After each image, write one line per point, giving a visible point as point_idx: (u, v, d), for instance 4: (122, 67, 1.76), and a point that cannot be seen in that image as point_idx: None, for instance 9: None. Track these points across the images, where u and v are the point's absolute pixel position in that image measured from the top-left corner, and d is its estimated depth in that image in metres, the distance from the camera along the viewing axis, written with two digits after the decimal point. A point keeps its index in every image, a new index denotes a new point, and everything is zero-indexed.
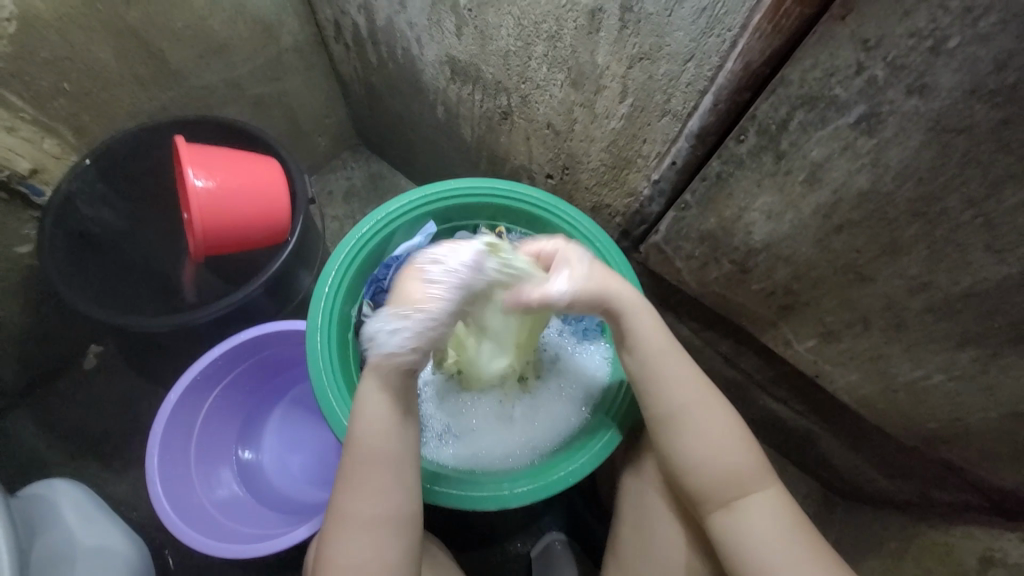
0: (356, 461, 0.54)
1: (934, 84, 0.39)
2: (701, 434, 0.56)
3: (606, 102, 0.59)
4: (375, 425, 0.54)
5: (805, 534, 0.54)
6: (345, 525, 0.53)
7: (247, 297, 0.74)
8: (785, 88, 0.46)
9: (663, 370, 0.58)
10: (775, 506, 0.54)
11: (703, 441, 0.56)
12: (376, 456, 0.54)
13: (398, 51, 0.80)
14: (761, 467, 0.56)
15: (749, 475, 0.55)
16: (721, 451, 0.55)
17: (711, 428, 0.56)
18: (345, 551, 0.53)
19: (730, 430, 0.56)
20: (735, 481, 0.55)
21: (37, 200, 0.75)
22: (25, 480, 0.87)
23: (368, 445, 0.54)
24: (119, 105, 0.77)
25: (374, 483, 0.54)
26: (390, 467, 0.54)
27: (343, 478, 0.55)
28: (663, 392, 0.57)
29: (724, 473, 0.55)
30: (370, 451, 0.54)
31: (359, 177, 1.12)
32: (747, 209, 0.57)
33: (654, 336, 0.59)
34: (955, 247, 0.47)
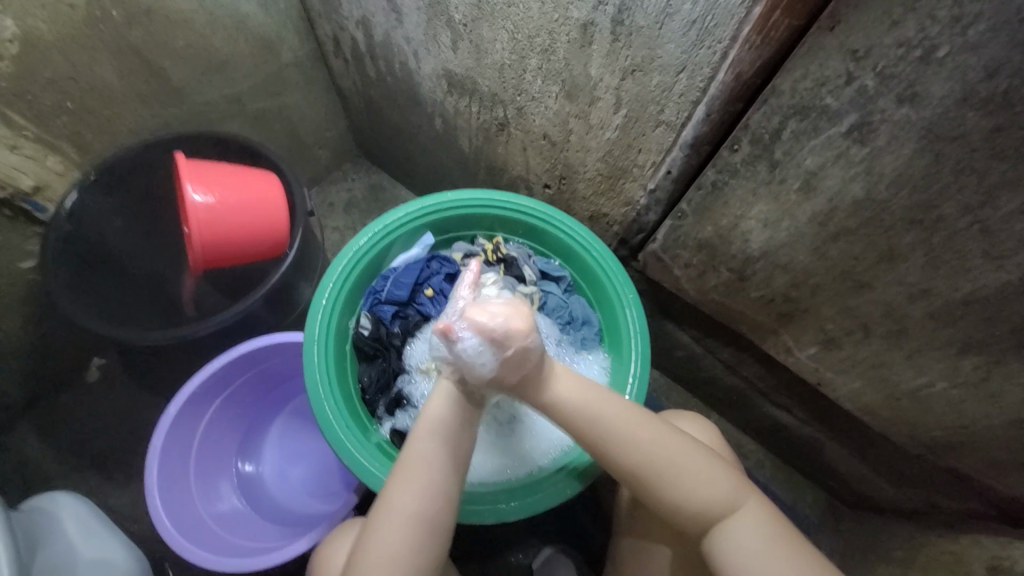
0: (417, 458, 0.52)
1: (925, 92, 0.39)
2: (668, 481, 0.52)
3: (601, 113, 0.60)
4: (441, 423, 0.53)
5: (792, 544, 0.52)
6: (398, 527, 0.49)
7: (248, 310, 0.74)
8: (777, 97, 0.46)
9: (616, 433, 0.53)
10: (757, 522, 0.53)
11: (674, 490, 0.52)
12: (438, 458, 0.52)
13: (395, 65, 0.81)
14: (739, 486, 0.54)
15: (725, 503, 0.53)
16: (688, 485, 0.52)
17: (674, 468, 0.53)
18: (399, 549, 0.49)
19: (700, 466, 0.53)
20: (713, 512, 0.52)
21: (41, 216, 0.76)
22: (28, 494, 0.87)
23: (431, 444, 0.52)
24: (122, 122, 0.78)
25: (438, 482, 0.51)
26: (453, 466, 0.52)
27: (399, 472, 0.51)
28: (621, 459, 0.52)
29: (702, 511, 0.52)
30: (437, 453, 0.52)
31: (360, 188, 1.13)
32: (743, 217, 0.57)
33: (595, 399, 0.54)
34: (952, 254, 0.47)
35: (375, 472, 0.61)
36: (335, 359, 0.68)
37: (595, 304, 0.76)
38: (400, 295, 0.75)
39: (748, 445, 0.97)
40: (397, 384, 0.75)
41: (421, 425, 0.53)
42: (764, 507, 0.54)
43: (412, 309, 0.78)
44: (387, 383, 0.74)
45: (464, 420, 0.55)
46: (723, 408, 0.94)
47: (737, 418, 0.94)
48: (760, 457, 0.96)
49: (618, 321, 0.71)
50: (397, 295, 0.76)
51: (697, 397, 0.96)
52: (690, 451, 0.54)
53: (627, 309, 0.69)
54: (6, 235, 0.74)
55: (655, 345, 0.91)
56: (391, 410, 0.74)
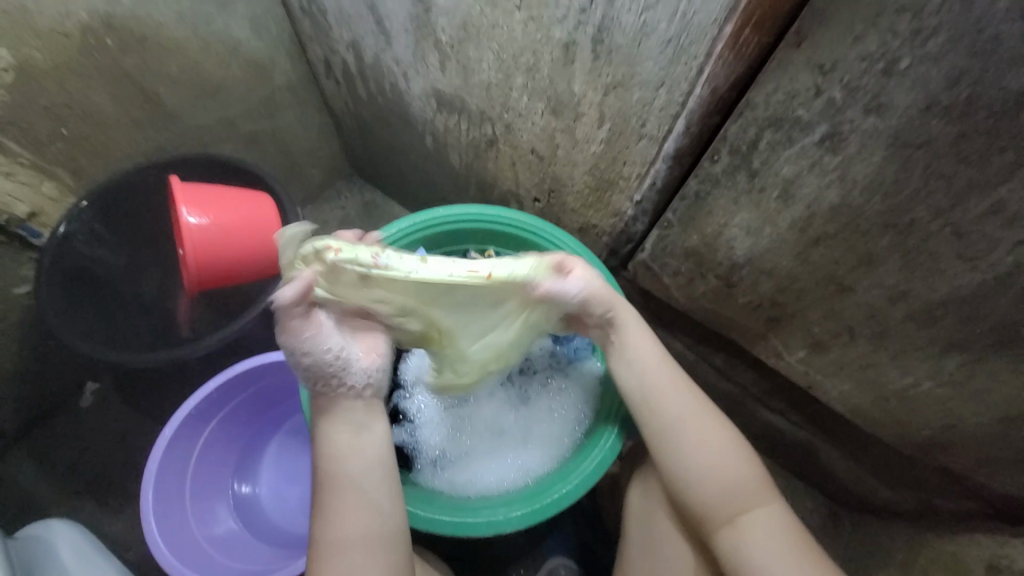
0: (335, 487, 0.54)
1: (889, 103, 0.41)
2: (707, 445, 0.57)
3: (586, 128, 0.62)
4: (345, 443, 0.55)
5: (805, 544, 0.55)
6: (327, 557, 0.53)
7: (242, 329, 0.74)
8: (752, 110, 0.48)
9: (656, 390, 0.59)
10: (776, 518, 0.56)
11: (698, 458, 0.56)
12: (345, 479, 0.54)
13: (385, 85, 0.83)
14: (758, 480, 0.57)
15: (752, 487, 0.56)
16: (724, 460, 0.56)
17: (717, 436, 0.57)
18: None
19: (722, 441, 0.57)
20: (730, 491, 0.56)
21: (37, 242, 0.77)
22: (22, 522, 0.86)
23: (340, 465, 0.54)
24: (117, 147, 0.80)
25: (346, 504, 0.53)
26: (371, 480, 0.55)
27: (323, 509, 0.54)
28: (663, 407, 0.58)
29: (724, 488, 0.56)
30: (343, 476, 0.54)
31: (354, 206, 1.14)
32: (727, 225, 0.59)
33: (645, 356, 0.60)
34: (928, 255, 0.48)
35: None
36: None
37: None
38: None
39: None
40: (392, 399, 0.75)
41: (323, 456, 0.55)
42: (781, 510, 0.56)
43: None
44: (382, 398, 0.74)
45: (361, 427, 0.56)
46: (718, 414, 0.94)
47: (734, 424, 0.94)
48: None
49: None
50: None
51: None
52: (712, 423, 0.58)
53: None
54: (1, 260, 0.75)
55: None
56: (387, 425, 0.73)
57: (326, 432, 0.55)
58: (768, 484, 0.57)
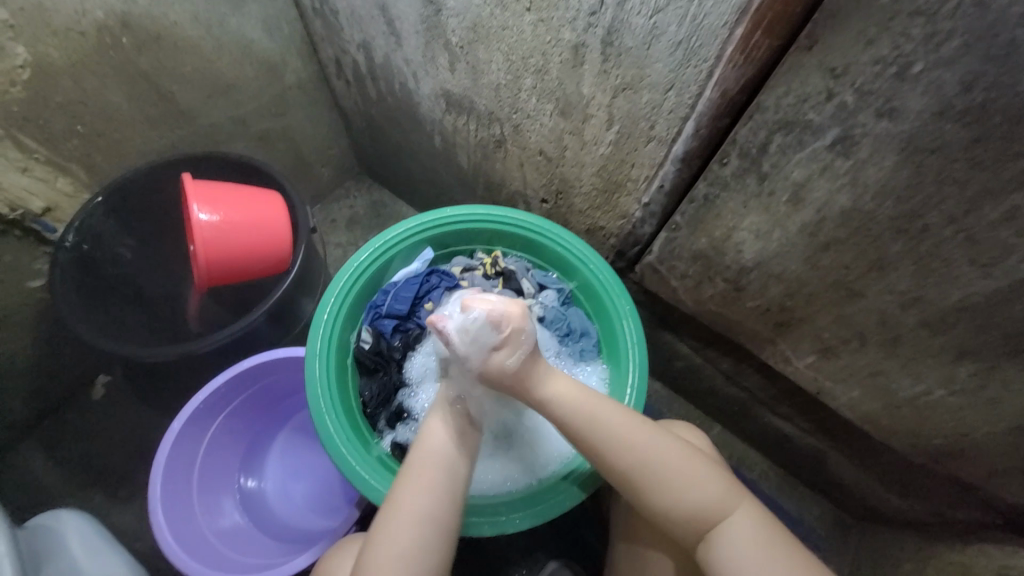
0: (418, 463, 0.56)
1: (902, 107, 0.41)
2: (660, 480, 0.54)
3: (594, 130, 0.61)
4: (441, 430, 0.58)
5: (792, 557, 0.51)
6: (399, 524, 0.52)
7: (250, 326, 0.75)
8: (762, 113, 0.48)
9: (597, 427, 0.55)
10: (753, 530, 0.52)
11: (655, 491, 0.54)
12: (441, 460, 0.56)
13: (395, 85, 0.84)
14: (726, 496, 0.54)
15: (719, 506, 0.53)
16: (679, 488, 0.53)
17: (671, 468, 0.54)
18: (401, 553, 0.51)
19: (678, 464, 0.54)
20: (694, 511, 0.53)
21: (50, 236, 0.78)
22: (32, 512, 0.88)
23: (433, 447, 0.57)
24: (130, 144, 0.81)
25: (430, 481, 0.55)
26: (456, 471, 0.57)
27: (400, 483, 0.55)
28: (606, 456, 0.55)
29: (687, 515, 0.53)
30: (441, 457, 0.56)
31: (362, 204, 1.15)
32: (736, 228, 0.58)
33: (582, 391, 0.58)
34: (941, 261, 0.48)
35: (377, 485, 0.61)
36: (336, 372, 0.69)
37: (593, 316, 0.76)
38: (400, 309, 0.76)
39: (752, 456, 0.96)
40: (397, 398, 0.76)
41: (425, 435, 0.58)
42: (759, 524, 0.53)
43: (413, 323, 0.78)
44: (388, 397, 0.75)
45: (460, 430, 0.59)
46: (724, 418, 0.94)
47: (740, 429, 0.93)
48: (764, 468, 0.95)
49: (615, 332, 0.72)
50: (397, 310, 0.76)
51: (699, 408, 0.96)
52: (664, 446, 0.55)
53: (624, 320, 0.70)
54: (17, 254, 0.76)
55: (655, 356, 0.92)
56: (392, 423, 0.74)
57: (435, 419, 0.59)
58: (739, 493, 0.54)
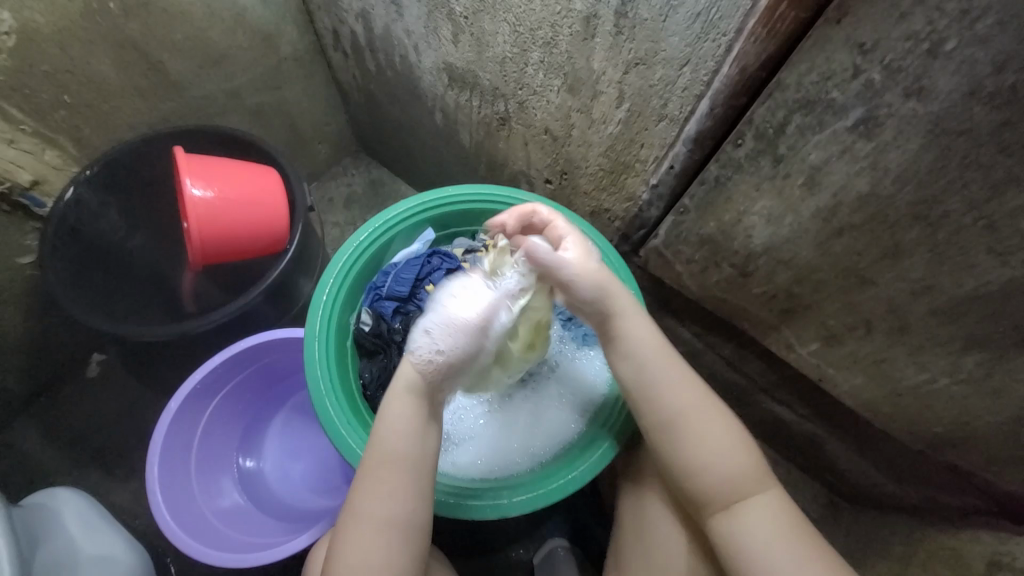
0: (379, 462, 0.52)
1: (931, 86, 0.39)
2: (703, 431, 0.55)
3: (603, 108, 0.59)
4: (399, 427, 0.53)
5: (809, 538, 0.53)
6: (361, 531, 0.51)
7: (247, 306, 0.74)
8: (782, 92, 0.46)
9: (661, 368, 0.57)
10: (777, 508, 0.54)
11: (699, 443, 0.55)
12: (398, 461, 0.52)
13: (395, 58, 0.81)
14: (759, 468, 0.55)
15: (750, 474, 0.54)
16: (721, 446, 0.55)
17: (716, 427, 0.55)
18: (365, 558, 0.50)
19: (721, 426, 0.56)
20: (726, 483, 0.54)
21: (38, 211, 0.75)
22: (29, 488, 0.87)
23: (392, 449, 0.53)
24: (120, 116, 0.78)
25: (390, 486, 0.52)
26: (417, 468, 0.53)
27: (361, 478, 0.53)
28: (662, 394, 0.56)
29: (722, 474, 0.54)
30: (401, 458, 0.52)
31: (360, 183, 1.12)
32: (746, 213, 0.57)
33: (649, 336, 0.58)
34: (957, 249, 0.47)
35: None
36: (336, 354, 0.67)
37: None
38: (401, 291, 0.73)
39: None
40: None
41: (382, 427, 0.53)
42: (784, 503, 0.54)
43: (413, 305, 0.74)
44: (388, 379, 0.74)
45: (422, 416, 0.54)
46: (722, 404, 0.94)
47: (738, 414, 0.94)
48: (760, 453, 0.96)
49: None
50: (397, 292, 0.73)
51: None
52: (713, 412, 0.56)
53: None
54: (5, 229, 0.74)
55: None
56: None
57: (393, 408, 0.53)
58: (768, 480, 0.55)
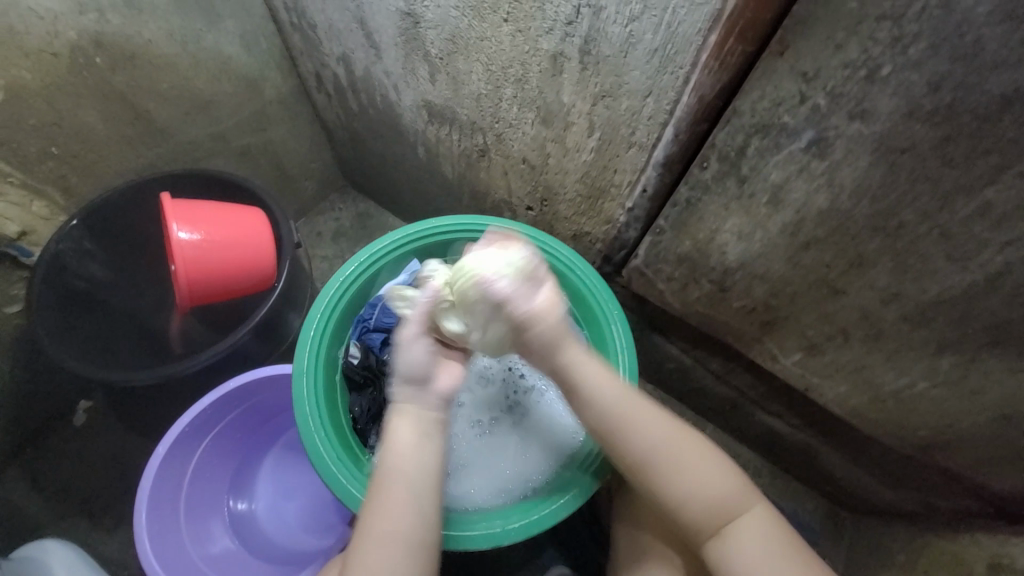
0: (388, 483, 0.55)
1: (873, 108, 0.42)
2: (686, 470, 0.54)
3: (576, 137, 0.62)
4: (402, 449, 0.56)
5: (801, 551, 0.54)
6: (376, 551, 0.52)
7: (235, 345, 0.74)
8: (738, 117, 0.48)
9: (626, 416, 0.55)
10: (768, 528, 0.54)
11: (684, 482, 0.54)
12: (411, 477, 0.55)
13: (377, 98, 0.84)
14: (744, 490, 0.55)
15: (739, 501, 0.55)
16: (706, 481, 0.54)
17: (700, 463, 0.55)
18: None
19: (702, 458, 0.55)
20: (715, 508, 0.54)
21: (26, 260, 0.77)
22: (13, 544, 0.85)
23: (402, 464, 0.55)
24: (108, 165, 0.80)
25: (403, 501, 0.54)
26: (421, 486, 0.55)
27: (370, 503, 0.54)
28: (633, 441, 0.55)
29: (709, 508, 0.54)
30: (409, 473, 0.55)
31: (348, 217, 1.14)
32: (718, 231, 0.59)
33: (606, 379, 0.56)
34: (917, 256, 0.49)
35: None
36: (325, 389, 0.68)
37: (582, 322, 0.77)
38: (389, 322, 0.76)
39: (746, 454, 0.97)
40: None
41: (389, 448, 0.56)
42: (773, 520, 0.55)
43: None
44: (378, 411, 0.74)
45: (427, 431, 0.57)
46: (717, 418, 0.94)
47: (733, 428, 0.94)
48: (758, 466, 0.96)
49: (605, 338, 0.71)
50: (385, 323, 0.76)
51: (691, 409, 0.96)
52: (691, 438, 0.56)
53: (613, 324, 0.70)
54: None
55: (646, 358, 0.92)
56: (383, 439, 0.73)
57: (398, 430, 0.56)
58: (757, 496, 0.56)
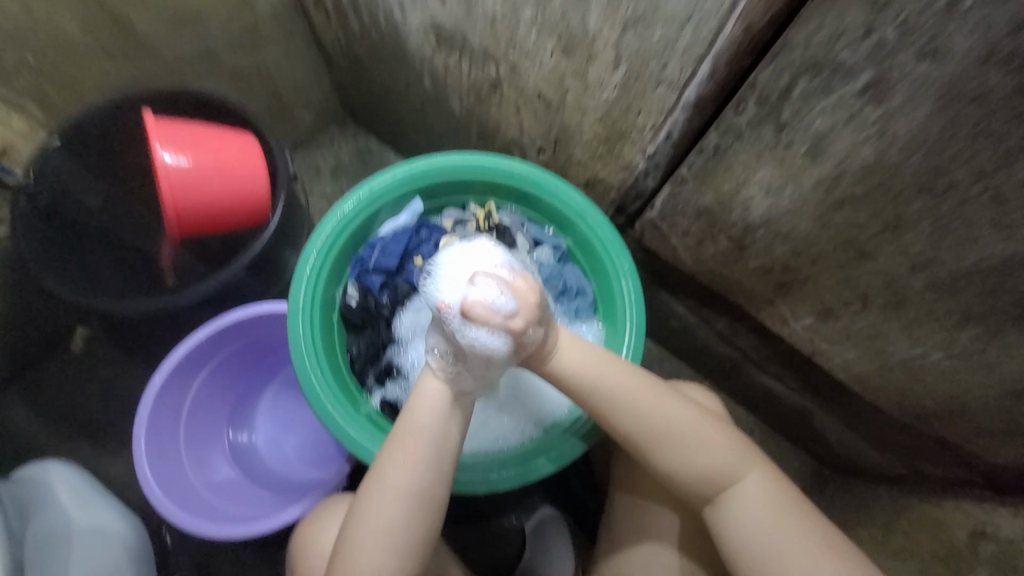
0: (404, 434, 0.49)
1: (947, 48, 0.37)
2: (681, 446, 0.52)
3: (599, 71, 0.56)
4: (428, 405, 0.48)
5: (806, 517, 0.52)
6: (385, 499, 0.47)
7: (229, 279, 0.72)
8: (788, 52, 0.43)
9: (617, 396, 0.50)
10: (773, 492, 0.53)
11: (680, 457, 0.52)
12: (433, 436, 0.48)
13: (380, 17, 0.76)
14: (747, 457, 0.53)
15: (741, 468, 0.53)
16: (705, 454, 0.52)
17: (700, 436, 0.52)
18: (388, 525, 0.47)
19: (703, 431, 0.52)
20: (716, 481, 0.52)
21: (8, 180, 0.72)
22: (19, 462, 0.87)
23: (424, 419, 0.48)
24: (87, 78, 0.74)
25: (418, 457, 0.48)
26: (442, 444, 0.49)
27: (388, 449, 0.49)
28: (624, 421, 0.51)
29: (706, 478, 0.52)
30: (432, 429, 0.48)
31: (348, 152, 1.08)
32: (745, 183, 0.55)
33: (594, 359, 0.51)
34: (961, 222, 0.45)
35: (363, 443, 0.61)
36: (321, 329, 0.66)
37: (589, 273, 0.74)
38: (388, 263, 0.73)
39: (739, 413, 0.98)
40: (387, 354, 0.74)
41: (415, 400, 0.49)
42: (778, 484, 0.53)
43: (401, 278, 0.74)
44: (377, 353, 0.73)
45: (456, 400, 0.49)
46: (716, 377, 0.94)
47: (730, 387, 0.94)
48: (749, 424, 0.97)
49: (612, 290, 0.69)
50: (385, 264, 0.73)
51: (690, 367, 0.96)
52: (693, 414, 0.53)
53: (622, 278, 0.67)
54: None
55: (650, 315, 0.90)
56: (381, 380, 0.73)
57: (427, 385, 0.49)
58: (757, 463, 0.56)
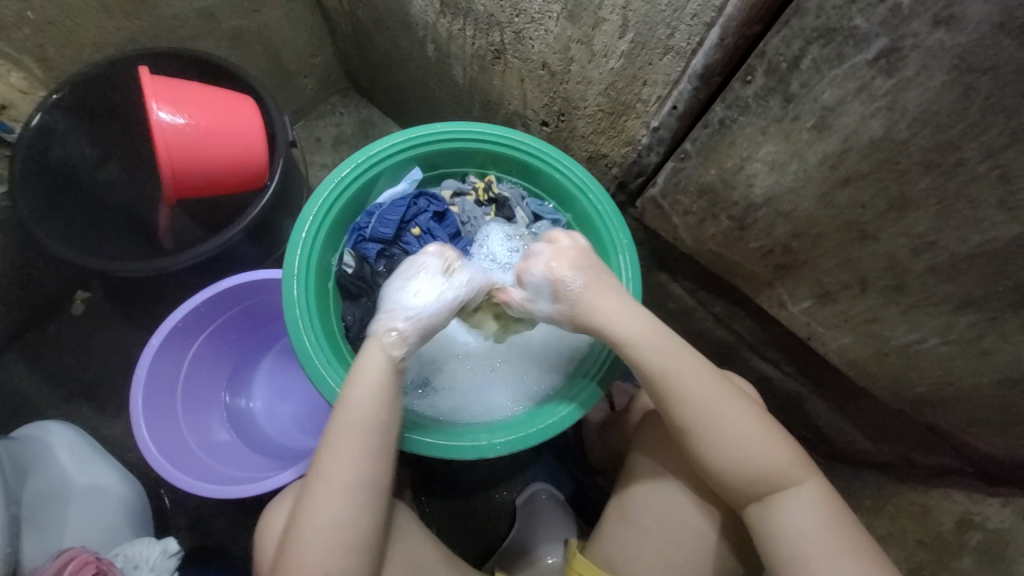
0: (341, 422, 0.52)
1: (961, 14, 0.36)
2: (732, 436, 0.53)
3: (605, 38, 0.54)
4: (364, 391, 0.53)
5: (854, 532, 0.51)
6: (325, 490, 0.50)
7: (226, 244, 0.71)
8: (800, 18, 0.42)
9: (676, 375, 0.54)
10: (820, 502, 0.52)
11: (729, 446, 0.53)
12: (366, 421, 0.52)
13: None
14: (801, 464, 0.53)
15: (792, 472, 0.53)
16: (756, 448, 0.53)
17: (751, 430, 0.53)
18: (330, 514, 0.49)
19: (756, 426, 0.54)
20: (767, 478, 0.52)
21: (7, 136, 0.72)
22: (18, 421, 0.87)
23: (360, 405, 0.52)
24: (86, 35, 0.72)
25: (352, 444, 0.51)
26: (374, 428, 0.52)
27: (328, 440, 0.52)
28: (678, 398, 0.54)
29: (755, 474, 0.52)
30: (365, 414, 0.52)
31: (349, 123, 1.06)
32: (749, 158, 0.54)
33: (654, 339, 0.55)
34: (966, 202, 0.44)
35: None
36: (316, 294, 0.66)
37: None
38: (385, 232, 0.71)
39: None
40: None
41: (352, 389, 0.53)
42: (828, 497, 0.53)
43: (397, 248, 0.74)
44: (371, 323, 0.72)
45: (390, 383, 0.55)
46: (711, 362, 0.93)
47: None
48: None
49: (610, 266, 0.68)
50: (381, 233, 0.72)
51: None
52: (747, 408, 0.54)
53: (620, 254, 0.66)
54: None
55: (648, 297, 0.90)
56: None
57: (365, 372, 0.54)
58: (800, 459, 0.53)
